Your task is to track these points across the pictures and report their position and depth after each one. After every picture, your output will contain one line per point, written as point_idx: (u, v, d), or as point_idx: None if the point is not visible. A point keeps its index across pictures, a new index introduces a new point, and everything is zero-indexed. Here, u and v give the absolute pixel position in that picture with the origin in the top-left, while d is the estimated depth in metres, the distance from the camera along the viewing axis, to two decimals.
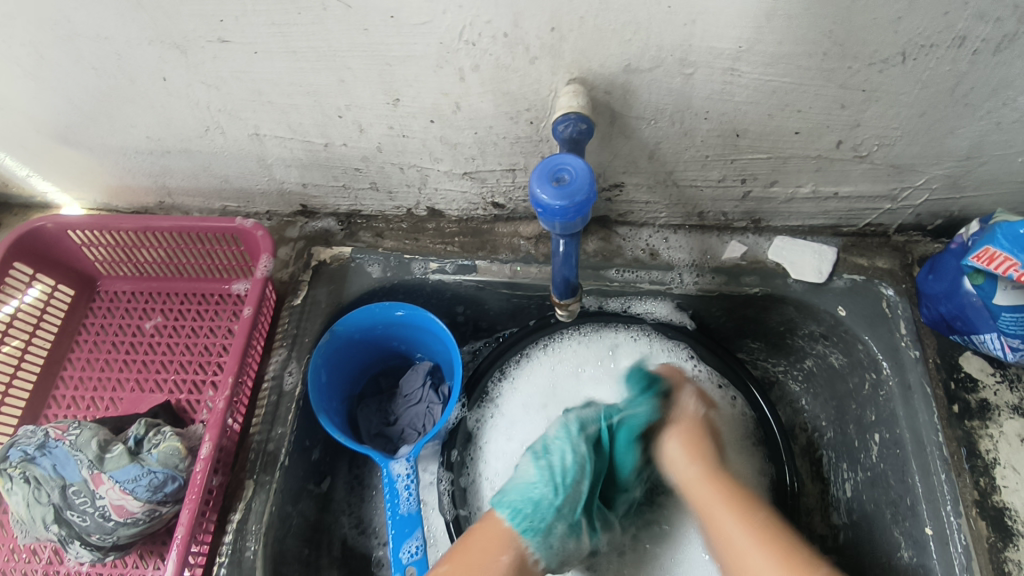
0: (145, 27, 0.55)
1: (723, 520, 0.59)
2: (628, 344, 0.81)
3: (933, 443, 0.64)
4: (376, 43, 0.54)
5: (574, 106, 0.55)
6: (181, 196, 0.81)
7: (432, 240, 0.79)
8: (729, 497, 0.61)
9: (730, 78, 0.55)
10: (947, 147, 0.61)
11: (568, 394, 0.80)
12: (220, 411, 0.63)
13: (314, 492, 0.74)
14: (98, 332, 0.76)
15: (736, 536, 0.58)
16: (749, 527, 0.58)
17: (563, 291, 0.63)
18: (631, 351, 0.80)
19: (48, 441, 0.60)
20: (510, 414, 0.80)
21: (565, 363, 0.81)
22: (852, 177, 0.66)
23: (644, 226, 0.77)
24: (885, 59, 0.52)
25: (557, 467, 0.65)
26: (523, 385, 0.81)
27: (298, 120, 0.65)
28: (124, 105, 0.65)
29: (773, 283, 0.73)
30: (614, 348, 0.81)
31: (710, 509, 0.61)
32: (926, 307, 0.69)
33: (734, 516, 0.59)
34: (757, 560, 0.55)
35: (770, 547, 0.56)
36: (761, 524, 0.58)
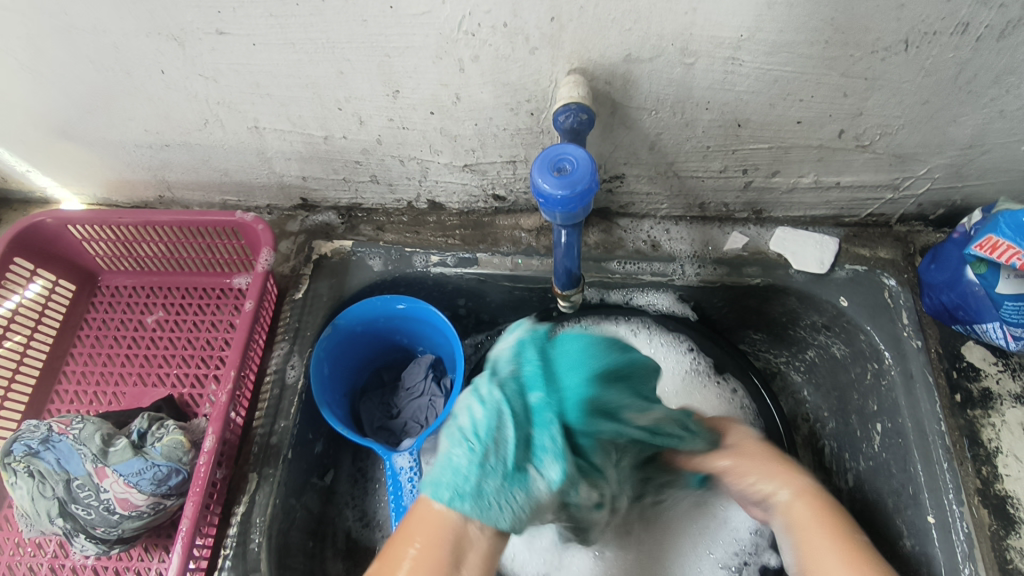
0: (142, 19, 0.55)
1: (815, 539, 0.53)
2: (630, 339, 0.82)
3: (936, 432, 0.64)
4: (375, 34, 0.54)
5: (575, 97, 0.55)
6: (181, 190, 0.81)
7: (433, 233, 0.79)
8: (811, 510, 0.55)
9: (731, 67, 0.54)
10: (950, 135, 0.61)
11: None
12: (223, 406, 0.63)
13: (318, 485, 0.74)
14: (100, 327, 0.76)
15: (827, 548, 0.51)
16: (837, 540, 0.52)
17: (564, 281, 0.62)
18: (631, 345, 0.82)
19: (51, 436, 0.60)
20: None
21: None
22: (855, 166, 0.66)
23: (645, 218, 0.77)
24: (886, 47, 0.52)
25: (468, 425, 0.48)
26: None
27: (297, 113, 0.65)
28: (122, 98, 0.65)
29: (775, 273, 0.73)
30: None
31: (800, 524, 0.54)
32: (928, 296, 0.69)
33: (824, 537, 0.52)
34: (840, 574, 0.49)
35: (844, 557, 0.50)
36: (858, 537, 0.52)
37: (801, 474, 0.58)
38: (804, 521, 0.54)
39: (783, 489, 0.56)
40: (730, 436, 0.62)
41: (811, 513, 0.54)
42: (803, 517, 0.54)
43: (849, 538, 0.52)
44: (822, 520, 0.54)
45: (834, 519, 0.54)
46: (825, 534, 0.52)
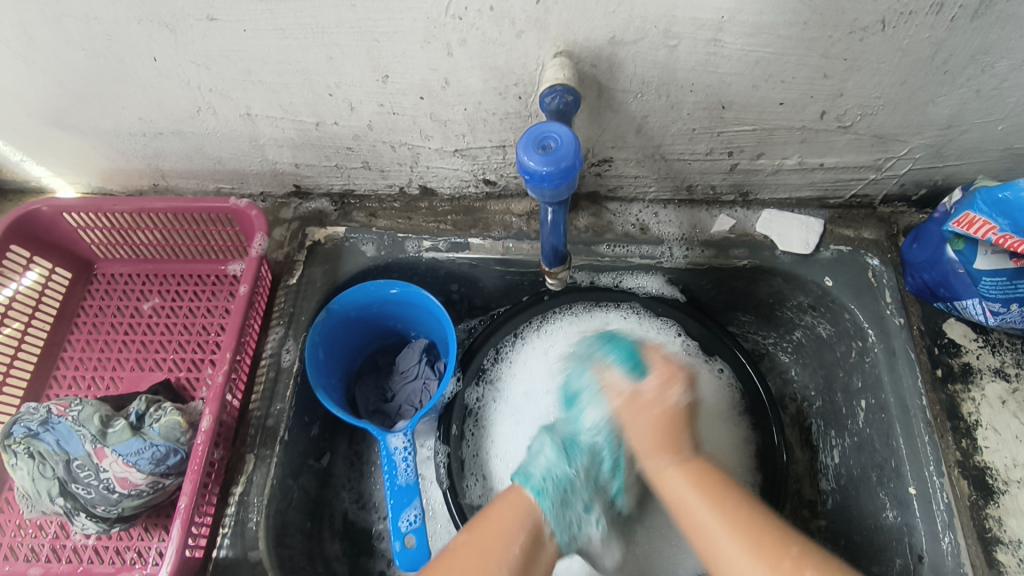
0: (134, 6, 0.56)
1: (705, 508, 0.52)
2: (619, 323, 0.81)
3: (917, 406, 0.65)
4: (364, 19, 0.55)
5: (561, 78, 0.56)
6: (175, 178, 0.81)
7: (425, 218, 0.80)
8: (693, 472, 0.55)
9: (714, 49, 0.55)
10: (929, 115, 0.62)
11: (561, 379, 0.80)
12: (219, 386, 0.64)
13: (315, 467, 0.75)
14: (97, 314, 0.77)
15: (705, 514, 0.52)
16: (729, 509, 0.52)
17: (551, 260, 0.64)
18: (620, 329, 0.81)
19: (50, 418, 0.61)
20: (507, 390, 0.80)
21: (556, 346, 0.81)
22: (837, 147, 0.67)
23: (634, 202, 0.78)
24: (864, 28, 0.53)
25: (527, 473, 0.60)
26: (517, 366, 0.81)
27: (288, 99, 0.66)
28: (115, 86, 0.66)
29: (761, 255, 0.74)
30: (603, 329, 0.81)
31: (675, 493, 0.55)
32: (910, 275, 0.71)
33: (700, 493, 0.53)
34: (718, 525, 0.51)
35: (731, 520, 0.51)
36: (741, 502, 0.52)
37: (688, 443, 0.58)
38: (694, 493, 0.53)
39: (674, 453, 0.57)
40: (649, 381, 0.60)
41: (684, 473, 0.55)
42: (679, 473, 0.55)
43: (721, 496, 0.53)
44: (700, 479, 0.54)
45: (714, 479, 0.55)
46: (707, 499, 0.53)
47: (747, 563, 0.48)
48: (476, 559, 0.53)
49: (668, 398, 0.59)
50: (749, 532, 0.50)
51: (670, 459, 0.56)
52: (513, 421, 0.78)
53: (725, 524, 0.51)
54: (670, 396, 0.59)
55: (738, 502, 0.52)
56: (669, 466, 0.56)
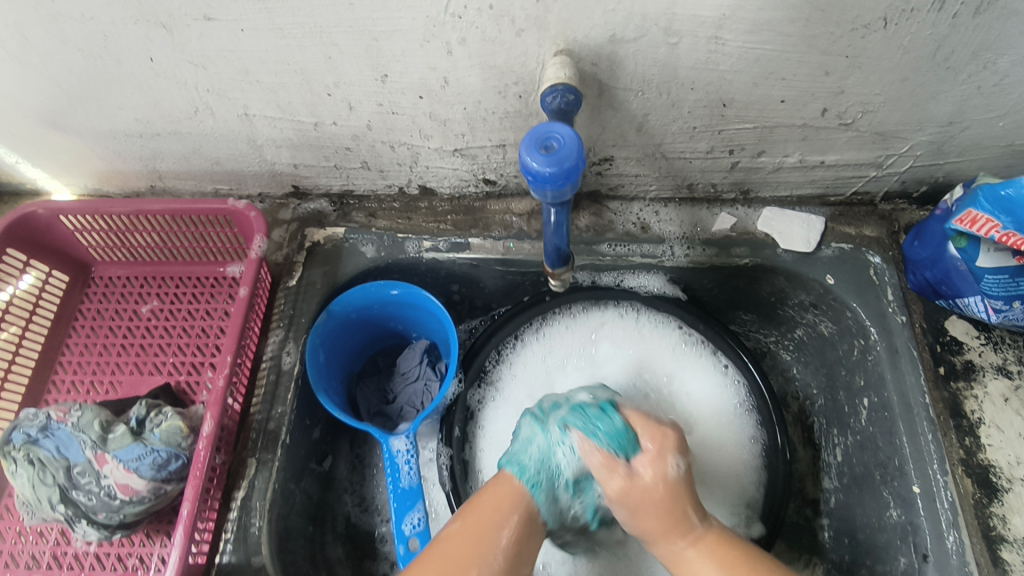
0: (130, 6, 0.55)
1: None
2: (614, 321, 0.82)
3: (920, 405, 0.65)
4: (362, 18, 0.55)
5: (563, 77, 0.55)
6: (173, 179, 0.81)
7: (425, 218, 0.80)
8: (707, 548, 0.55)
9: (715, 47, 0.55)
10: (930, 112, 0.62)
11: (558, 379, 0.81)
12: (220, 390, 0.63)
13: (316, 470, 0.75)
14: (95, 317, 0.77)
15: None
16: (743, 574, 0.53)
17: (553, 260, 0.63)
18: (615, 330, 0.82)
19: (50, 424, 0.60)
20: (506, 390, 0.81)
21: (553, 346, 0.82)
22: (838, 145, 0.67)
23: (634, 200, 0.78)
24: (866, 25, 0.52)
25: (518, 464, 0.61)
26: (518, 366, 0.82)
27: (286, 99, 0.65)
28: (111, 86, 0.65)
29: (763, 253, 0.74)
30: (598, 329, 0.82)
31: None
32: (912, 273, 0.71)
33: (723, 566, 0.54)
34: None
35: None
36: (758, 570, 0.53)
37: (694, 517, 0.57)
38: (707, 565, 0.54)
39: (682, 542, 0.56)
40: (649, 470, 0.58)
41: (706, 552, 0.55)
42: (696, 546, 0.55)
43: (741, 564, 0.53)
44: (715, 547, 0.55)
45: (735, 556, 0.54)
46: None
47: None
48: (470, 546, 0.53)
49: (661, 478, 0.57)
50: None
51: (683, 536, 0.56)
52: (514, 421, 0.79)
53: None
54: (665, 478, 0.57)
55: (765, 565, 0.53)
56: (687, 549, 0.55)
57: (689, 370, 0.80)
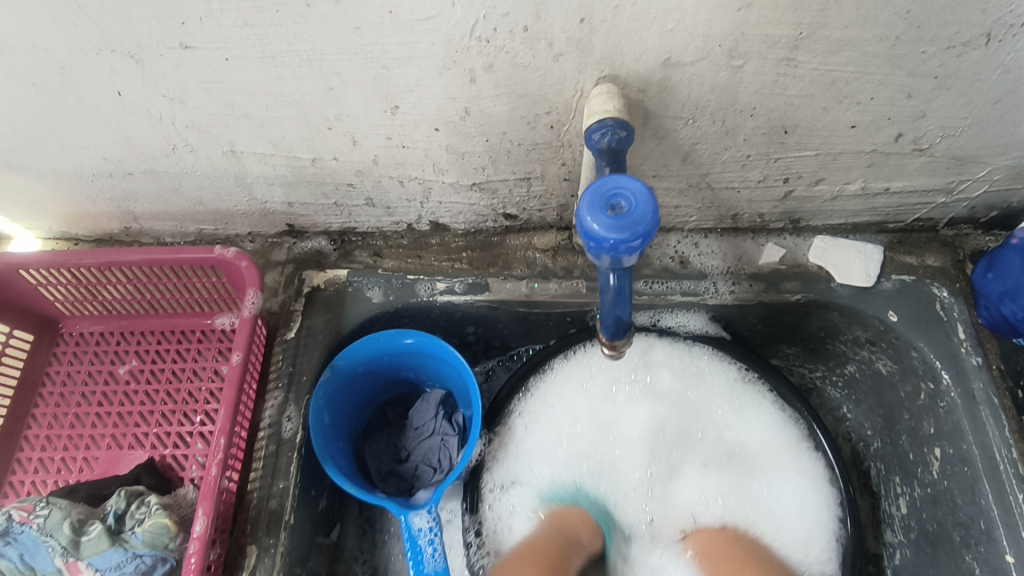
0: (88, 34, 0.46)
1: None
2: (662, 347, 0.73)
3: (1007, 460, 0.58)
4: (370, 44, 0.46)
5: (612, 111, 0.47)
6: (150, 221, 0.72)
7: (437, 257, 0.71)
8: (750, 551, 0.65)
9: (785, 69, 0.47)
10: (1019, 135, 0.54)
11: (604, 413, 0.72)
12: (213, 480, 0.54)
13: (324, 544, 0.67)
14: (65, 382, 0.67)
15: None
16: None
17: (613, 331, 0.54)
18: (665, 357, 0.73)
19: (11, 527, 0.50)
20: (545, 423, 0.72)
21: (598, 374, 0.73)
22: (908, 170, 0.59)
23: (671, 231, 0.70)
24: (966, 42, 0.45)
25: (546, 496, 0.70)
26: (552, 394, 0.73)
27: (279, 134, 0.57)
28: (72, 124, 0.56)
29: (817, 288, 0.66)
30: (648, 356, 0.72)
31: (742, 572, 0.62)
32: (985, 307, 0.64)
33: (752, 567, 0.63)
34: None
35: None
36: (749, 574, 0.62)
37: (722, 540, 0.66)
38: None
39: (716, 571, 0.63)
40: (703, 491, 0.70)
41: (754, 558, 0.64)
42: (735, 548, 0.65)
43: None
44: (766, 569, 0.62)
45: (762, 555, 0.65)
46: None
47: None
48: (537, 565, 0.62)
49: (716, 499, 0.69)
50: None
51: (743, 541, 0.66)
52: (555, 449, 0.72)
53: None
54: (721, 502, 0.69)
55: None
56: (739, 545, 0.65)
57: (745, 406, 0.72)
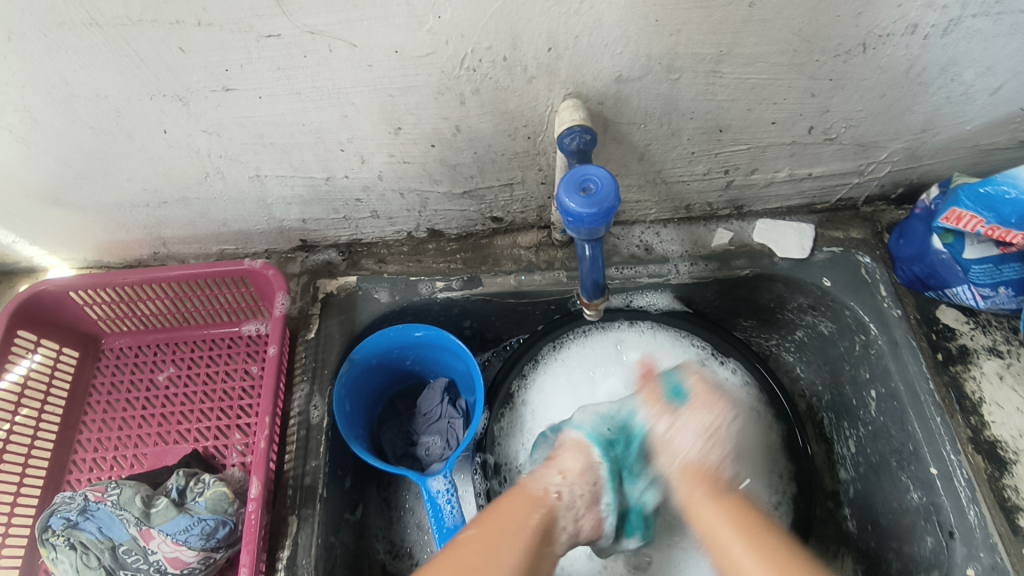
0: (145, 82, 0.56)
1: (721, 526, 0.57)
2: (632, 335, 0.84)
3: (926, 391, 0.69)
4: (379, 77, 0.57)
5: (578, 119, 0.58)
6: (177, 245, 0.81)
7: (435, 259, 0.81)
8: (733, 511, 0.58)
9: (713, 80, 0.59)
10: (906, 122, 0.67)
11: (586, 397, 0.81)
12: (263, 451, 0.63)
13: (351, 520, 0.75)
14: (110, 392, 0.75)
15: (733, 546, 0.54)
16: (751, 530, 0.55)
17: (592, 293, 0.66)
18: (636, 342, 0.83)
19: (88, 505, 0.61)
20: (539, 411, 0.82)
21: (579, 363, 0.83)
22: (824, 158, 0.72)
23: (636, 224, 0.82)
24: (848, 51, 0.57)
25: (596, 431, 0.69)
26: (541, 382, 0.83)
27: (299, 158, 0.67)
28: (120, 160, 0.65)
29: (762, 263, 0.78)
30: (619, 343, 0.84)
31: (705, 519, 0.58)
32: (901, 268, 0.76)
33: (736, 530, 0.56)
34: (738, 546, 0.54)
35: (750, 536, 0.55)
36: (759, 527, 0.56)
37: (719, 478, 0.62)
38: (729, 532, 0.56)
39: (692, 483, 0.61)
40: (666, 464, 0.64)
41: (720, 510, 0.58)
42: (699, 495, 0.60)
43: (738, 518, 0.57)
44: (761, 551, 0.53)
45: (752, 519, 0.57)
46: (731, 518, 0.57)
47: (751, 560, 0.52)
48: (485, 551, 0.52)
49: (679, 459, 0.63)
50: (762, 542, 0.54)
51: (703, 494, 0.60)
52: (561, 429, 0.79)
53: (744, 541, 0.54)
54: (689, 443, 0.63)
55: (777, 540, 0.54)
56: (704, 500, 0.59)
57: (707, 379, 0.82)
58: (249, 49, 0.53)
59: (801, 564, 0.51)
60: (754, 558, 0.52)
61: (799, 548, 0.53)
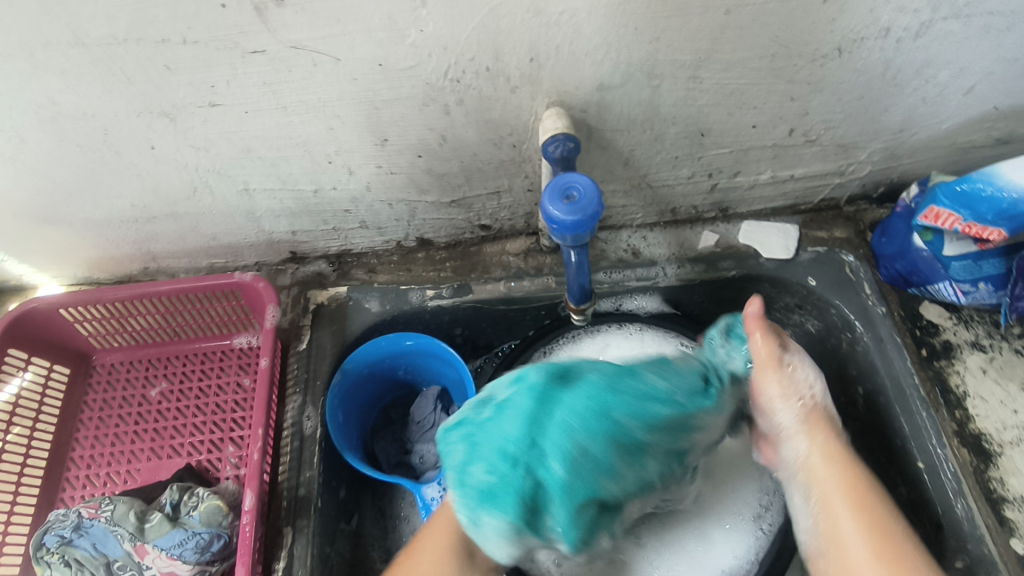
0: (132, 99, 0.56)
1: (834, 496, 0.60)
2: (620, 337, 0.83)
3: (912, 386, 0.71)
4: (364, 90, 0.57)
5: (561, 128, 0.59)
6: (167, 259, 0.81)
7: (425, 268, 0.82)
8: (842, 475, 0.61)
9: (693, 85, 0.60)
10: (884, 123, 0.68)
11: None
12: (257, 463, 0.63)
13: (346, 530, 0.75)
14: (102, 408, 0.75)
15: (843, 518, 0.58)
16: (859, 505, 0.58)
17: (579, 297, 0.68)
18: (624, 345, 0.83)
19: (83, 522, 0.61)
20: None
21: None
22: (805, 159, 0.73)
23: (623, 228, 0.83)
24: (824, 55, 0.58)
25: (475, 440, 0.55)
26: None
27: (287, 171, 0.67)
28: (108, 177, 0.65)
29: (747, 264, 0.79)
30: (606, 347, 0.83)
31: (823, 472, 0.62)
32: (884, 266, 0.77)
33: (852, 498, 0.59)
34: (846, 517, 0.58)
35: (862, 513, 0.58)
36: (877, 504, 0.58)
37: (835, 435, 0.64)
38: (843, 496, 0.59)
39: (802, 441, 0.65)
40: (786, 414, 0.66)
41: (836, 473, 0.61)
42: (813, 449, 0.64)
43: (853, 487, 0.60)
44: (877, 530, 0.56)
45: (862, 491, 0.59)
46: (843, 488, 0.60)
47: (859, 537, 0.56)
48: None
49: (793, 413, 0.66)
50: (871, 522, 0.57)
51: (829, 444, 0.63)
52: None
53: (854, 516, 0.58)
54: (800, 394, 0.66)
55: (888, 512, 0.58)
56: (820, 454, 0.63)
57: None
58: (234, 65, 0.53)
59: (908, 550, 0.54)
60: (863, 537, 0.56)
61: (898, 520, 0.57)
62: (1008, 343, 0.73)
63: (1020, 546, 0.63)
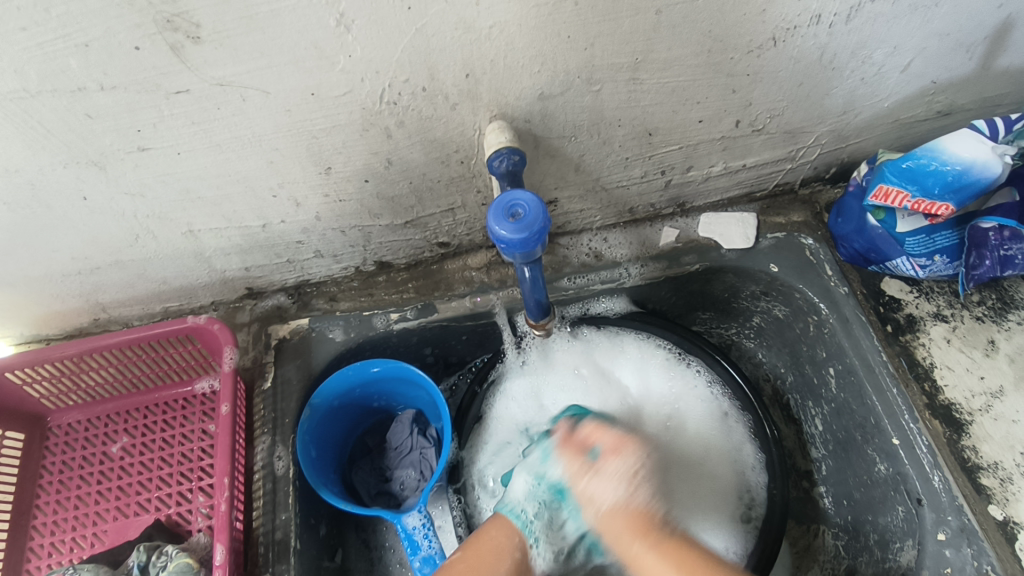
0: (57, 152, 0.54)
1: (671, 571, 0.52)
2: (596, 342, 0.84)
3: (880, 363, 0.71)
4: (300, 121, 0.56)
5: (504, 142, 0.58)
6: (117, 308, 0.78)
7: (387, 291, 0.80)
8: (669, 550, 0.54)
9: (634, 87, 0.60)
10: (827, 107, 0.69)
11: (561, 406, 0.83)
12: (224, 514, 0.63)
13: (331, 567, 0.74)
14: (62, 471, 0.72)
15: None
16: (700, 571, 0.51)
17: (537, 312, 0.69)
18: (596, 337, 0.84)
19: None
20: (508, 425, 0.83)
21: (553, 379, 0.84)
22: (755, 148, 0.73)
23: (583, 232, 0.82)
24: (759, 46, 0.58)
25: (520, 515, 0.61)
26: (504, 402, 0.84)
27: (231, 209, 0.65)
28: (43, 232, 0.63)
29: (710, 256, 0.79)
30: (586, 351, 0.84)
31: (619, 540, 0.56)
32: (843, 246, 0.77)
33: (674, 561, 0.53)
34: None
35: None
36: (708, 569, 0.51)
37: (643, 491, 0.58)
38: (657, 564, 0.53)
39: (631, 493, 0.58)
40: (609, 490, 0.58)
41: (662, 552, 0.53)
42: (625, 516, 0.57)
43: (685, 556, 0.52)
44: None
45: (691, 559, 0.52)
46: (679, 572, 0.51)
47: None
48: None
49: (619, 480, 0.58)
50: None
51: (637, 535, 0.55)
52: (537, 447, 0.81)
53: None
54: (611, 492, 0.58)
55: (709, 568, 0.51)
56: (643, 549, 0.54)
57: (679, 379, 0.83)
58: (159, 108, 0.51)
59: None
60: None
61: None
62: (969, 311, 0.73)
63: (999, 512, 0.63)
